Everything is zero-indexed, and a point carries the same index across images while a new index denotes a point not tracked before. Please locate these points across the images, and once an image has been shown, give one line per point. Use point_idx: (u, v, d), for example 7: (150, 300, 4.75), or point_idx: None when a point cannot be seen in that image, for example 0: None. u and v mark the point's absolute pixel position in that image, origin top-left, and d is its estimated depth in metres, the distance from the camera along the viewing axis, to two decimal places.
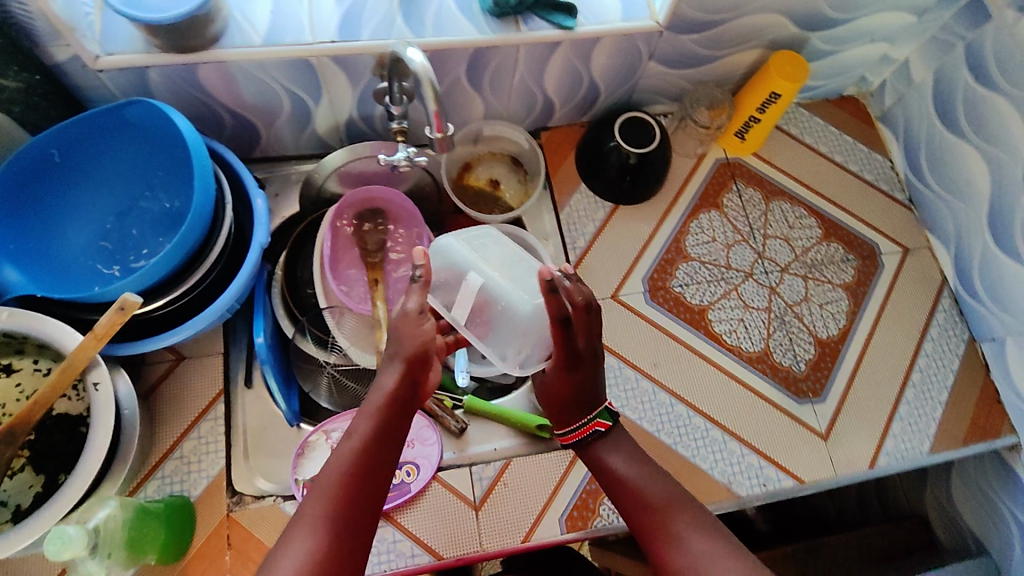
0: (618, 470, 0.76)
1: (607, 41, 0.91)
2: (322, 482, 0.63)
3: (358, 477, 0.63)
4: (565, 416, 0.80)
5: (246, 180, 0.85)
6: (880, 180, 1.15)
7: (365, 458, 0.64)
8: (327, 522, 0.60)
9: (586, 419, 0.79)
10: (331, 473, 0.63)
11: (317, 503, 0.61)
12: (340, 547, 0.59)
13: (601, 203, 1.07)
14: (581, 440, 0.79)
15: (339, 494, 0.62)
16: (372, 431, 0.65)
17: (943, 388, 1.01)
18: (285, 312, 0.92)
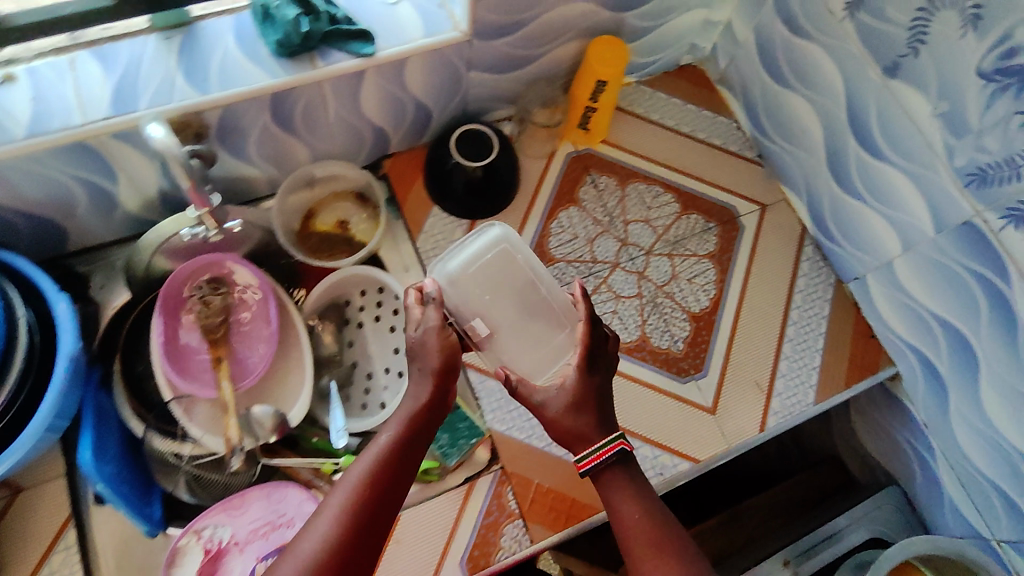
0: (628, 516, 0.69)
1: (415, 60, 0.86)
2: (351, 475, 0.64)
3: (384, 476, 0.64)
4: (581, 436, 0.72)
5: (43, 284, 0.78)
6: (729, 142, 1.15)
7: (392, 459, 0.66)
8: (346, 516, 0.61)
9: (607, 439, 0.71)
10: (360, 468, 0.64)
11: (340, 496, 0.63)
12: (355, 544, 0.60)
13: (456, 222, 1.03)
14: (596, 467, 0.71)
15: (364, 487, 0.63)
16: (402, 434, 0.67)
17: (817, 335, 1.04)
18: (132, 413, 0.85)
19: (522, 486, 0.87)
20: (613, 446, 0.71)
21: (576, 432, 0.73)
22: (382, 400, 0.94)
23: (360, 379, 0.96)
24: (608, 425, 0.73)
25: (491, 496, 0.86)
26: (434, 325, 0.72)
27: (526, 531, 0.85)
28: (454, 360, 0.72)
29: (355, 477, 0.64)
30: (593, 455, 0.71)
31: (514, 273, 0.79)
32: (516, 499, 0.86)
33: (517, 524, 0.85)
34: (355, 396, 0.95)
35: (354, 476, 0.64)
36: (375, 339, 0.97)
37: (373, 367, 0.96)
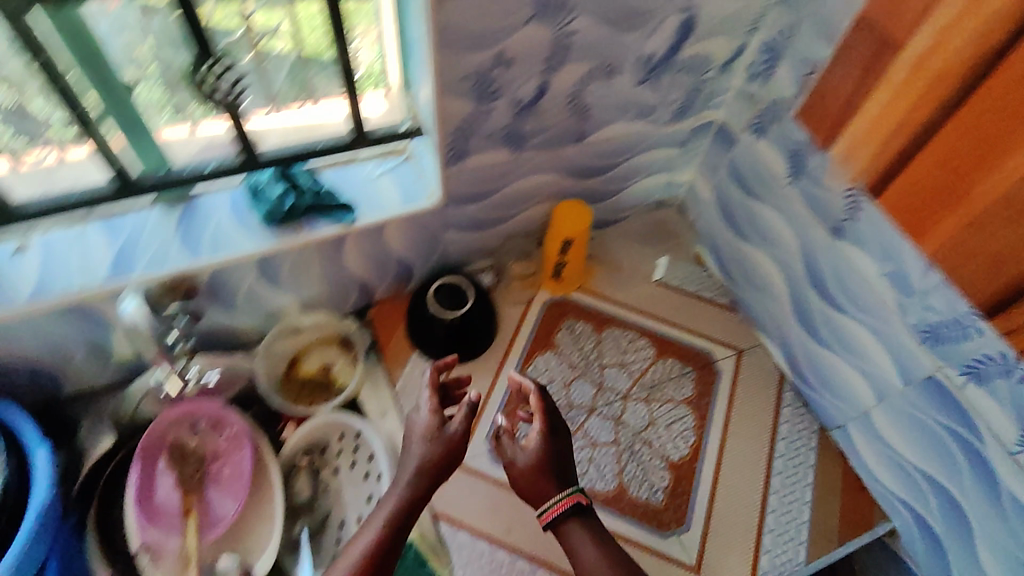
0: (587, 556, 0.81)
1: (393, 224, 0.96)
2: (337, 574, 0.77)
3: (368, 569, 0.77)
4: (539, 492, 0.86)
5: (26, 431, 0.80)
6: (702, 289, 1.19)
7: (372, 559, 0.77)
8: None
9: (567, 491, 0.84)
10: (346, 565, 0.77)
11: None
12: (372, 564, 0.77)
13: (434, 367, 1.07)
14: (559, 516, 0.84)
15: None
16: (382, 535, 0.79)
17: (805, 486, 0.99)
18: (100, 560, 0.86)
19: None
20: (573, 497, 0.84)
21: (531, 492, 0.86)
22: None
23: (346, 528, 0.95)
24: (568, 480, 0.86)
25: None
26: (454, 428, 0.87)
27: None
28: (449, 461, 0.85)
29: (350, 560, 0.77)
30: (550, 509, 0.84)
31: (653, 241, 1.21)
32: None
33: None
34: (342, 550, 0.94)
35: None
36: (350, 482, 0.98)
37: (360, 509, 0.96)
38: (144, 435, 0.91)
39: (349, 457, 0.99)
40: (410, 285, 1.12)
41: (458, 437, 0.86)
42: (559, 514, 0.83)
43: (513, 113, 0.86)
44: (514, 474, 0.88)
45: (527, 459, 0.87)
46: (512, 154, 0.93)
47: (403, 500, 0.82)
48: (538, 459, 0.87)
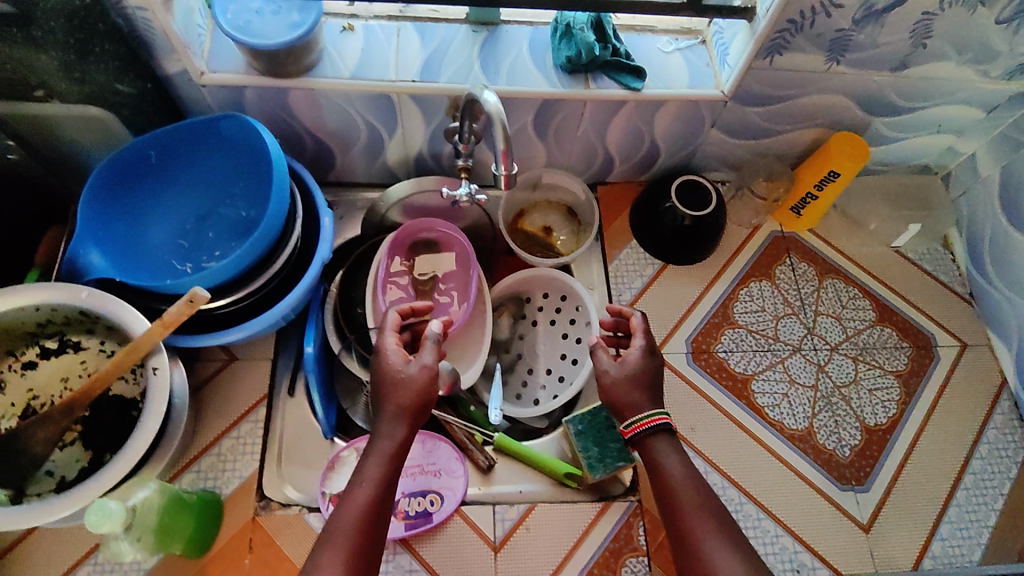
0: (673, 471, 0.72)
1: (671, 105, 0.93)
2: (337, 526, 0.66)
3: (369, 520, 0.67)
4: (630, 407, 0.77)
5: (316, 195, 0.90)
6: (940, 270, 1.11)
7: (374, 512, 0.67)
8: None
9: (652, 411, 0.75)
10: (346, 516, 0.66)
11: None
12: (374, 518, 0.67)
13: (650, 261, 1.07)
14: (647, 433, 0.75)
15: (348, 558, 0.64)
16: (381, 486, 0.69)
17: (998, 493, 0.94)
18: (335, 329, 0.95)
19: (654, 527, 0.88)
20: (659, 416, 0.75)
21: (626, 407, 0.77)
22: (554, 387, 1.00)
23: (534, 376, 1.02)
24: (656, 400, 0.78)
25: (623, 524, 0.88)
26: (421, 366, 0.76)
27: (649, 569, 0.86)
28: (426, 402, 0.74)
29: (347, 517, 0.66)
30: (641, 422, 0.75)
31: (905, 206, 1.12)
32: (646, 537, 0.87)
33: (641, 561, 0.86)
34: (526, 392, 1.01)
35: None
36: (547, 335, 1.04)
37: (551, 363, 1.03)
38: (394, 232, 0.99)
39: (550, 314, 1.05)
40: (644, 176, 1.11)
41: (426, 378, 0.75)
42: (646, 429, 0.75)
43: (856, 18, 0.80)
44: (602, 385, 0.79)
45: (627, 371, 0.79)
46: (827, 65, 0.87)
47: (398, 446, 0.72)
48: (640, 372, 0.79)
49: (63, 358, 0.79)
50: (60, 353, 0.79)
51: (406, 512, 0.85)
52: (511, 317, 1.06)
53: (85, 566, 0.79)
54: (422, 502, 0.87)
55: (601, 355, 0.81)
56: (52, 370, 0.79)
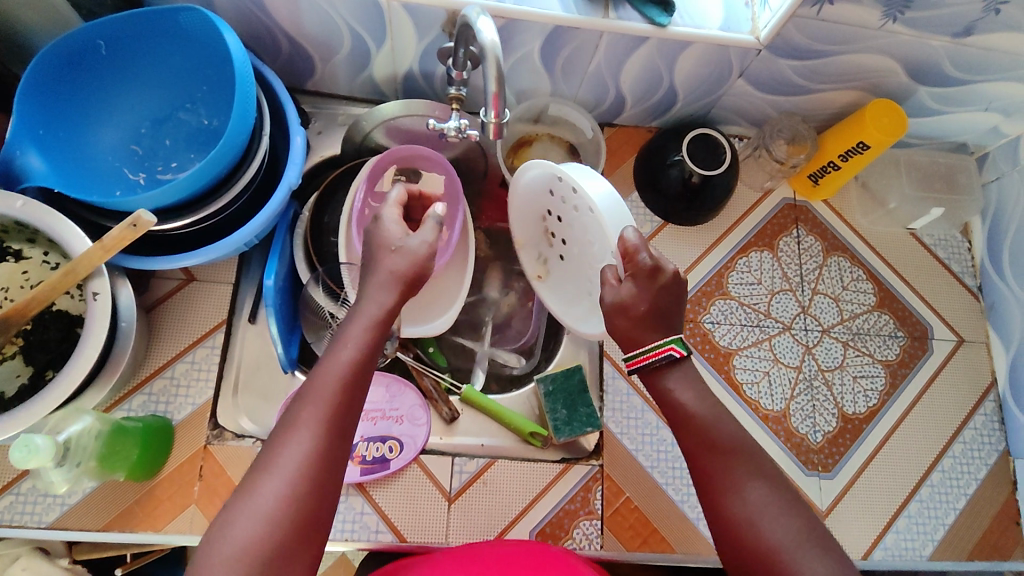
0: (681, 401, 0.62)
1: (697, 47, 0.82)
2: (317, 382, 0.59)
3: (354, 381, 0.59)
4: (632, 338, 0.65)
5: (289, 112, 0.82)
6: (952, 259, 1.04)
7: (354, 377, 0.59)
8: (300, 487, 0.54)
9: (658, 343, 0.63)
10: (329, 374, 0.59)
11: (304, 438, 0.55)
12: (358, 380, 0.60)
13: (648, 217, 1.00)
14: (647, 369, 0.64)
15: (327, 416, 0.57)
16: (368, 350, 0.61)
17: (961, 494, 0.94)
18: (303, 257, 0.90)
19: (612, 493, 0.87)
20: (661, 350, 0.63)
21: (629, 336, 0.65)
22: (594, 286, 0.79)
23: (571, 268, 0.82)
24: (667, 326, 0.65)
25: (581, 487, 0.86)
26: (422, 241, 0.68)
27: (600, 534, 0.85)
28: (421, 276, 0.67)
29: (328, 375, 0.59)
30: (639, 357, 0.64)
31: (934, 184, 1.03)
32: (602, 502, 0.86)
33: (593, 524, 0.85)
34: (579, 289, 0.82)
35: (292, 457, 0.55)
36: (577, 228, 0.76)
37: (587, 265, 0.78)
38: (374, 157, 0.89)
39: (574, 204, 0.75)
40: (656, 121, 1.02)
41: (426, 254, 0.67)
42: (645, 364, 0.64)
43: None
44: (607, 313, 0.66)
45: (620, 298, 0.64)
46: (881, 22, 0.76)
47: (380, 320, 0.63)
48: (637, 300, 0.64)
49: (3, 266, 0.74)
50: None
51: (363, 457, 0.83)
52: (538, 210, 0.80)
53: (28, 479, 0.78)
54: (380, 448, 0.84)
55: (606, 278, 0.67)
56: None
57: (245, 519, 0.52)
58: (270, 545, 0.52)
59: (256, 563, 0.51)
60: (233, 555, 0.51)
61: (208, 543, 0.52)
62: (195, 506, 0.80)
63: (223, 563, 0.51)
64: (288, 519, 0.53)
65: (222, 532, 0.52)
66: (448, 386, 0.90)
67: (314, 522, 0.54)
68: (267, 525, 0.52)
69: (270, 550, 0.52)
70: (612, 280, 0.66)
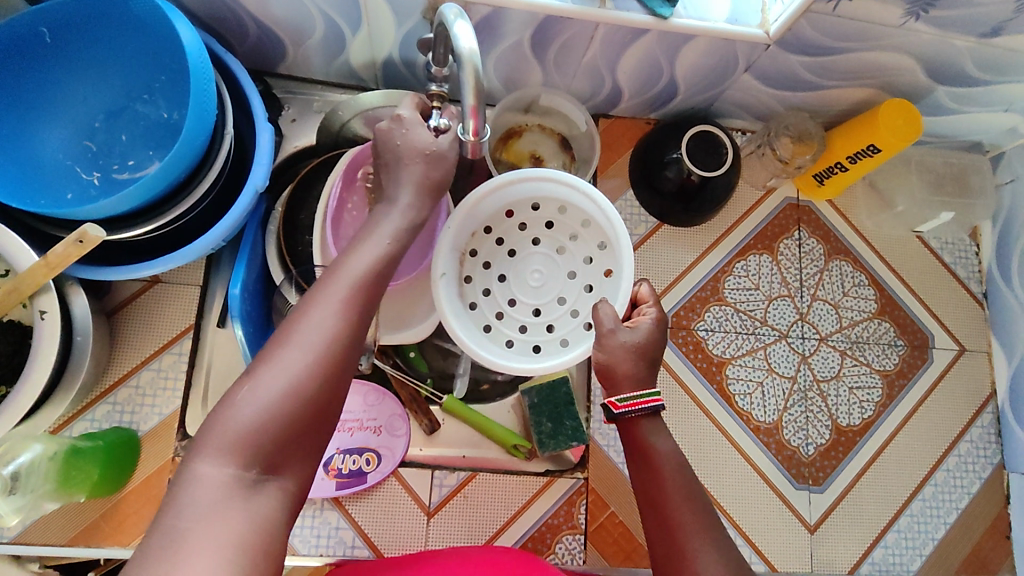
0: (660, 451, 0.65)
1: (701, 41, 0.76)
2: (342, 271, 0.58)
3: (382, 270, 0.59)
4: (633, 378, 0.67)
5: (254, 106, 0.76)
6: (958, 263, 1.00)
7: (379, 269, 0.59)
8: (318, 366, 0.52)
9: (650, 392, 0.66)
10: (355, 264, 0.58)
11: (326, 316, 0.54)
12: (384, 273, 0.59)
13: (644, 217, 0.95)
14: (636, 414, 0.66)
15: (352, 302, 0.56)
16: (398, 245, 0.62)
17: (953, 508, 0.92)
18: (276, 258, 0.85)
19: (596, 507, 0.85)
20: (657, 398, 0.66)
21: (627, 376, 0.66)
22: (527, 325, 0.77)
23: (495, 299, 0.77)
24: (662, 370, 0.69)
25: (565, 501, 0.84)
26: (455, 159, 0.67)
27: (583, 549, 0.83)
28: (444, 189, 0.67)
29: (356, 268, 0.58)
30: (636, 400, 0.65)
31: (945, 185, 0.97)
32: (586, 516, 0.84)
33: (576, 539, 0.83)
34: (497, 327, 0.76)
35: (313, 336, 0.53)
36: (546, 262, 0.78)
37: (546, 298, 0.77)
38: (352, 152, 0.83)
39: (557, 240, 0.78)
40: (655, 113, 0.95)
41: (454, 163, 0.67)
42: (638, 408, 0.65)
43: None
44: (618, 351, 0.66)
45: (638, 341, 0.67)
46: (902, 19, 0.69)
47: (398, 235, 0.62)
48: (650, 344, 0.68)
49: None
50: None
51: (339, 470, 0.80)
52: (484, 225, 0.77)
53: None
54: (357, 460, 0.81)
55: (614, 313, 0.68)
56: None
57: (267, 388, 0.50)
58: (284, 419, 0.50)
59: (268, 433, 0.49)
60: (248, 422, 0.49)
61: (218, 415, 0.50)
62: None
63: (231, 437, 0.49)
64: (303, 397, 0.51)
65: (234, 403, 0.50)
66: (428, 395, 0.86)
67: (325, 407, 0.52)
68: (285, 397, 0.50)
69: (282, 424, 0.50)
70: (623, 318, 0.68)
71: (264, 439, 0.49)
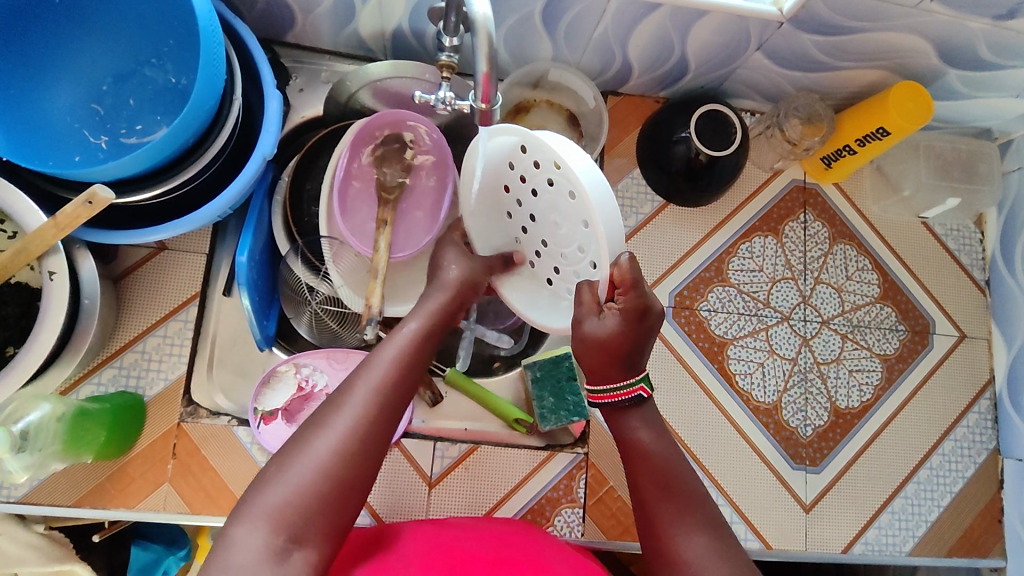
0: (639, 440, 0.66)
1: (714, 17, 0.75)
2: (379, 356, 0.61)
3: (415, 358, 0.62)
4: (601, 373, 0.65)
5: (263, 73, 0.75)
6: (962, 250, 1.00)
7: (409, 363, 0.61)
8: (351, 448, 0.54)
9: (627, 383, 0.65)
10: (392, 347, 0.62)
11: (362, 397, 0.57)
12: (417, 360, 0.62)
13: (650, 196, 0.95)
14: (611, 406, 0.67)
15: (388, 388, 0.58)
16: (429, 330, 0.66)
17: (947, 491, 0.93)
18: (283, 228, 0.86)
19: (596, 481, 0.86)
20: (634, 390, 0.65)
21: (599, 370, 0.65)
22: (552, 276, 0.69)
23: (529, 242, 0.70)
24: (634, 366, 0.65)
25: (565, 475, 0.85)
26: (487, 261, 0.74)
27: (582, 522, 0.84)
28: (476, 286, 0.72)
29: (391, 351, 0.62)
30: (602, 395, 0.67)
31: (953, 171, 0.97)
32: (586, 490, 0.85)
33: (575, 512, 0.84)
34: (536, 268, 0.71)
35: (349, 417, 0.55)
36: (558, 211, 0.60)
37: (563, 245, 0.63)
38: (359, 123, 0.82)
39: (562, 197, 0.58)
40: (665, 91, 0.95)
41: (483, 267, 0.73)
42: (613, 401, 0.66)
43: None
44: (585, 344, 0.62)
45: (603, 336, 0.61)
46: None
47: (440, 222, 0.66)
48: (616, 341, 0.62)
49: None
50: None
51: None
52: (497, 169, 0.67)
53: None
54: None
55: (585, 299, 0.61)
56: None
57: (298, 467, 0.52)
58: (316, 501, 0.51)
59: (294, 510, 0.50)
60: (278, 499, 0.50)
61: (249, 497, 0.51)
62: (168, 485, 0.77)
63: (255, 517, 0.50)
64: (337, 476, 0.53)
65: (264, 485, 0.51)
66: (431, 367, 0.88)
67: (355, 490, 0.53)
68: (315, 475, 0.52)
69: (311, 501, 0.51)
70: (592, 308, 0.61)
71: (291, 514, 0.50)
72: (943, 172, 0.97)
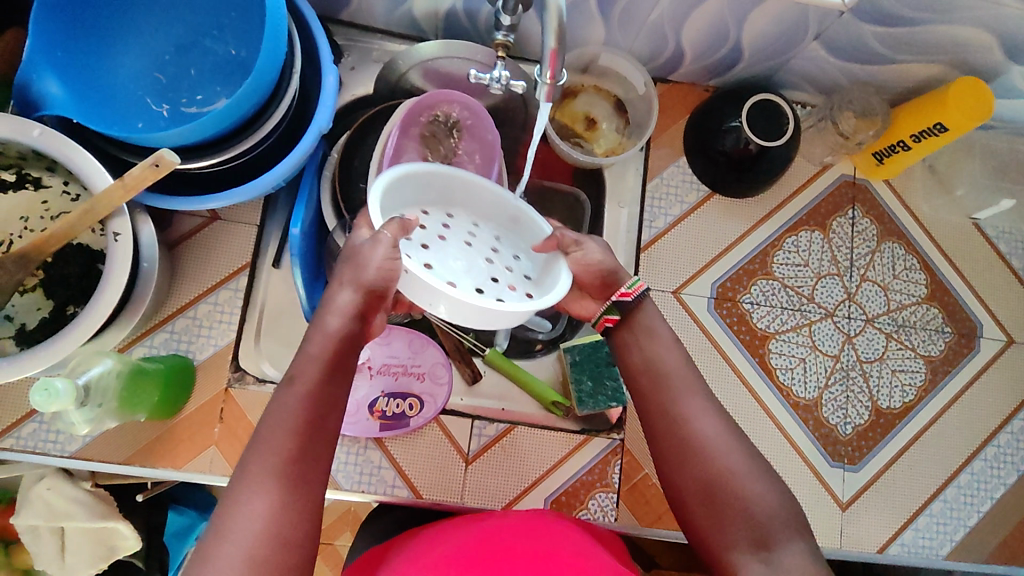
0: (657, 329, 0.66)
1: (772, 4, 0.74)
2: (268, 438, 0.54)
3: (310, 425, 0.55)
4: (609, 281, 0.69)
5: (321, 48, 0.76)
6: (1014, 254, 0.98)
7: (309, 429, 0.55)
8: (259, 554, 0.50)
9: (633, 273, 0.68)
10: (280, 420, 0.55)
11: (257, 497, 0.52)
12: (314, 429, 0.55)
13: (695, 185, 0.94)
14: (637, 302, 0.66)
15: (284, 478, 0.53)
16: (323, 385, 0.57)
17: (987, 497, 0.91)
18: (331, 204, 0.86)
19: (631, 467, 0.86)
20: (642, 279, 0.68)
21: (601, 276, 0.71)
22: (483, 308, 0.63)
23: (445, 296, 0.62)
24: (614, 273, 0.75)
25: (600, 459, 0.85)
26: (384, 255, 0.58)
27: (615, 507, 0.85)
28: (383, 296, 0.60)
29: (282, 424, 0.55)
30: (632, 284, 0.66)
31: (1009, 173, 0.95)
32: (620, 475, 0.86)
33: (609, 497, 0.85)
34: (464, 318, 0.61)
35: (245, 525, 0.51)
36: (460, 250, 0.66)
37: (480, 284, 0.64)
38: (410, 102, 0.82)
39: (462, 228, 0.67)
40: (715, 81, 0.94)
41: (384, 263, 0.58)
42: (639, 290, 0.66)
43: None
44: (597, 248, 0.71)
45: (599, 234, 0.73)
46: None
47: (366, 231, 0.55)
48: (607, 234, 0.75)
49: (23, 194, 0.73)
50: (19, 187, 0.72)
51: (382, 413, 0.82)
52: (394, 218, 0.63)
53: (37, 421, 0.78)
54: (400, 404, 0.83)
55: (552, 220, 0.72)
56: (14, 205, 0.73)
57: None
58: None
59: None
60: None
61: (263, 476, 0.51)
62: (214, 448, 0.80)
63: None
64: None
65: None
66: (471, 346, 0.87)
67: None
68: None
69: None
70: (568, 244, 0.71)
71: None
72: (999, 172, 0.95)
